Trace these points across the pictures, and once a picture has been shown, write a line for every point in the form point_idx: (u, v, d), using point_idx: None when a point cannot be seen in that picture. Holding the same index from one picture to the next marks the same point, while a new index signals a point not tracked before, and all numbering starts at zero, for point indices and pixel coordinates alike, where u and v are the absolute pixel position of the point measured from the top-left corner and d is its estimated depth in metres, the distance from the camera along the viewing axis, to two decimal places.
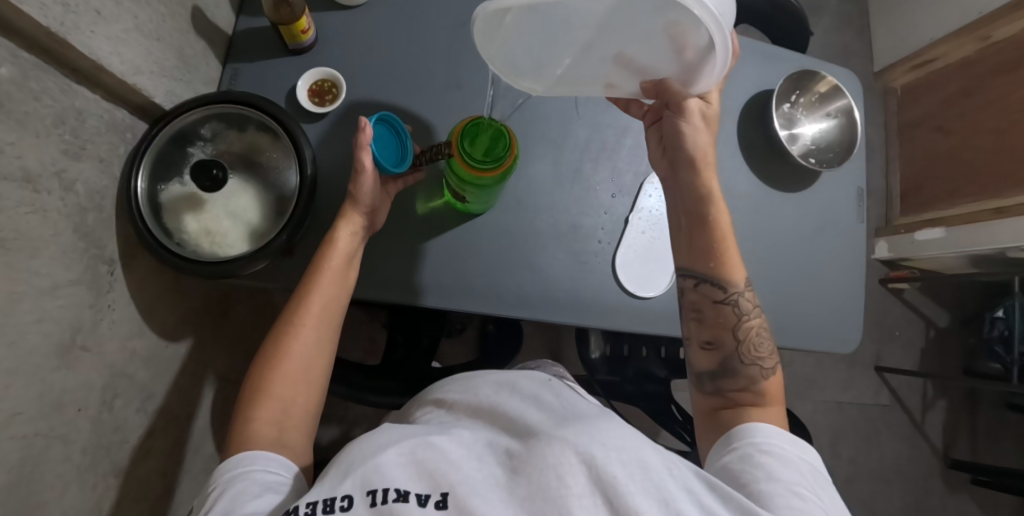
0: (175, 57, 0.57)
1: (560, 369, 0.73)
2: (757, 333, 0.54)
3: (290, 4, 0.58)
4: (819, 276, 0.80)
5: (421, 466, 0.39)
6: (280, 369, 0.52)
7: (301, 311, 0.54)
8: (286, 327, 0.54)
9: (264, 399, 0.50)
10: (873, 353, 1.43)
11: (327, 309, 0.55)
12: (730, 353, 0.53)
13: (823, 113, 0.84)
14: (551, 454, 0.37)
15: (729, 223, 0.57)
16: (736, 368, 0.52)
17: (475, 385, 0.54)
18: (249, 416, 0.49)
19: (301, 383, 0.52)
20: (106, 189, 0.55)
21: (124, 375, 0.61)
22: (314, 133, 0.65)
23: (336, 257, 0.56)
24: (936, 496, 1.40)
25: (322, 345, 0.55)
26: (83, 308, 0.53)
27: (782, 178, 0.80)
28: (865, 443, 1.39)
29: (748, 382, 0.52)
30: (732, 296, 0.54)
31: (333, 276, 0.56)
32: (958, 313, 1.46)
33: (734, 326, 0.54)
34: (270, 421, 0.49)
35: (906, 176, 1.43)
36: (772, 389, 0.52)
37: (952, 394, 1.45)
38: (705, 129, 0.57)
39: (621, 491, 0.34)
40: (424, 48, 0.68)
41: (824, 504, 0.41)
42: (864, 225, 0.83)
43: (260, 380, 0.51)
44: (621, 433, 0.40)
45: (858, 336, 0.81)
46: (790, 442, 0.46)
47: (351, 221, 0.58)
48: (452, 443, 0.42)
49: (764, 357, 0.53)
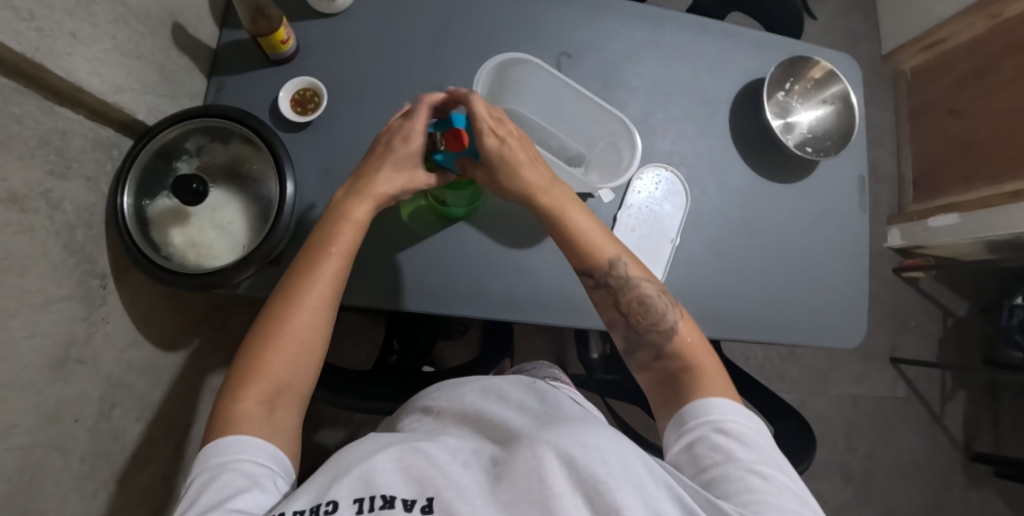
0: (157, 74, 0.59)
1: (555, 371, 0.74)
2: (642, 300, 0.52)
3: (267, 16, 0.59)
4: (819, 268, 0.78)
5: (406, 471, 0.39)
6: (278, 344, 0.47)
7: (307, 289, 0.49)
8: (287, 303, 0.48)
9: (253, 377, 0.45)
10: (888, 344, 1.39)
11: (331, 287, 0.50)
12: (626, 328, 0.53)
13: (818, 100, 0.81)
14: (533, 458, 0.36)
15: (582, 218, 0.54)
16: (638, 339, 0.52)
17: (460, 392, 0.54)
18: (237, 396, 0.44)
19: (299, 361, 0.48)
20: (95, 206, 0.56)
21: (122, 385, 0.63)
22: (295, 142, 0.65)
23: (347, 236, 0.52)
24: (957, 490, 1.36)
25: (322, 327, 0.50)
26: (76, 322, 0.54)
27: (778, 169, 0.78)
28: (882, 438, 1.35)
29: (654, 352, 0.50)
30: (604, 278, 0.53)
31: (343, 256, 0.52)
32: (977, 301, 1.41)
33: (616, 303, 0.53)
34: (259, 402, 0.45)
35: (919, 161, 1.38)
36: (680, 340, 0.50)
37: (971, 384, 1.41)
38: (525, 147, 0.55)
39: (607, 488, 0.34)
40: (404, 53, 0.68)
41: (787, 478, 0.39)
42: (867, 214, 0.81)
43: (255, 356, 0.46)
44: (607, 436, 0.39)
45: (863, 327, 0.79)
46: (741, 413, 0.43)
47: (375, 196, 0.54)
48: (438, 449, 0.42)
49: (657, 317, 0.51)
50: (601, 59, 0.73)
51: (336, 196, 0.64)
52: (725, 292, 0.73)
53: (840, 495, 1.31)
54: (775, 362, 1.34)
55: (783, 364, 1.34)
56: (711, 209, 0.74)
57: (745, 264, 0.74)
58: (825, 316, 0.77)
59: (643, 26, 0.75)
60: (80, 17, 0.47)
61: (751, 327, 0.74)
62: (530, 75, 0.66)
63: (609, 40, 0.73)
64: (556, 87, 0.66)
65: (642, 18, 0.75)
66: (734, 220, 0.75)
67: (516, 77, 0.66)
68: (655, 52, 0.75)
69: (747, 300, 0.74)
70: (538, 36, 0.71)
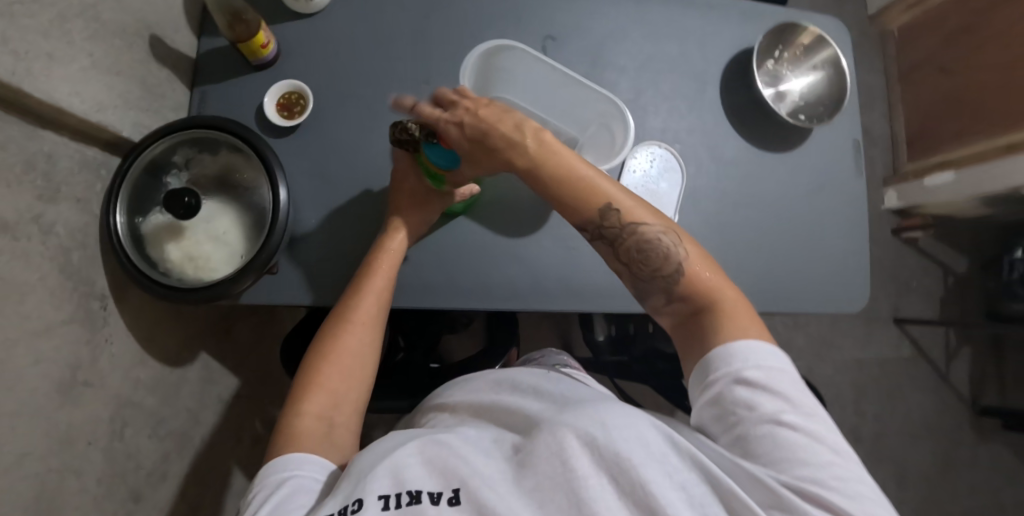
0: (138, 88, 0.58)
1: (564, 357, 0.74)
2: (640, 244, 0.46)
3: (245, 22, 0.58)
4: (819, 236, 0.78)
5: (430, 463, 0.38)
6: (335, 361, 0.50)
7: (354, 308, 0.53)
8: (338, 324, 0.52)
9: (313, 391, 0.48)
10: (891, 307, 1.39)
11: (377, 307, 0.54)
12: (631, 277, 0.48)
13: (809, 66, 0.80)
14: (552, 441, 0.37)
15: (566, 162, 0.48)
16: (646, 285, 0.47)
17: (475, 387, 0.54)
18: (298, 410, 0.47)
19: (353, 375, 0.51)
20: (88, 227, 0.55)
21: (133, 404, 0.63)
22: (283, 146, 0.64)
23: (386, 262, 0.57)
24: (966, 445, 1.38)
25: (370, 345, 0.53)
26: (80, 345, 0.54)
27: (770, 137, 0.77)
28: (890, 399, 1.36)
29: (665, 296, 0.47)
30: (600, 231, 0.48)
31: (385, 279, 0.56)
32: (977, 257, 1.41)
33: (615, 253, 0.48)
34: (318, 415, 0.47)
35: (911, 121, 1.38)
36: (688, 281, 0.45)
37: (975, 340, 1.42)
38: (491, 110, 0.49)
39: (631, 465, 0.34)
40: (387, 49, 0.67)
41: (820, 423, 0.38)
42: (863, 177, 0.81)
43: (312, 373, 0.49)
44: (623, 409, 0.39)
45: (865, 293, 0.79)
46: (766, 356, 0.40)
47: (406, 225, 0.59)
48: (458, 438, 0.42)
49: (659, 261, 0.46)
50: (587, 40, 0.71)
51: (330, 199, 0.64)
52: (727, 265, 0.73)
53: None
54: (780, 331, 1.34)
55: (788, 333, 1.34)
56: (708, 184, 0.74)
57: (744, 237, 0.74)
58: (829, 283, 0.77)
59: (626, 3, 0.74)
60: (55, 36, 0.46)
61: (755, 300, 0.74)
62: (519, 60, 0.64)
63: (593, 20, 0.72)
64: (546, 72, 0.65)
65: None
66: (732, 194, 0.75)
67: (506, 64, 0.65)
68: (641, 28, 0.74)
69: (749, 274, 0.74)
70: (521, 20, 0.70)
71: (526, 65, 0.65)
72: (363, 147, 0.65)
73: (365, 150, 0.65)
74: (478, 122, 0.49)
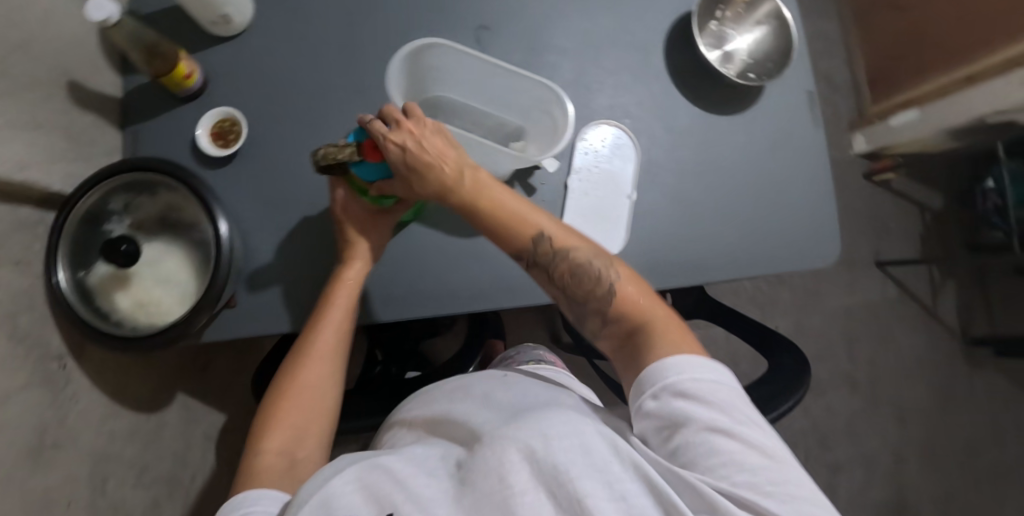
0: (63, 140, 0.56)
1: (541, 351, 0.75)
2: (573, 268, 0.48)
3: (162, 55, 0.56)
4: (782, 193, 0.76)
5: (368, 489, 0.38)
6: (294, 398, 0.53)
7: (313, 344, 0.55)
8: (298, 360, 0.54)
9: (273, 427, 0.50)
10: (872, 250, 1.39)
11: (335, 340, 0.56)
12: (567, 302, 0.50)
13: (752, 22, 0.78)
14: (495, 458, 0.36)
15: (501, 200, 0.49)
16: (581, 309, 0.49)
17: (436, 402, 0.54)
18: (258, 448, 0.48)
19: (314, 410, 0.53)
20: (32, 288, 0.53)
21: (111, 457, 0.62)
22: (224, 177, 0.63)
23: (342, 291, 0.56)
24: (960, 376, 1.40)
25: (331, 378, 0.56)
26: (44, 409, 0.53)
27: (720, 100, 0.75)
28: (881, 341, 1.38)
29: (601, 319, 0.48)
30: (533, 260, 0.49)
31: (343, 311, 0.56)
32: (951, 190, 1.42)
33: (549, 282, 0.50)
34: (279, 452, 0.48)
35: (871, 62, 1.36)
36: (621, 301, 0.47)
37: (958, 272, 1.43)
38: (431, 135, 0.47)
39: (568, 478, 0.33)
40: (317, 62, 0.65)
41: (755, 430, 0.38)
42: (821, 127, 0.77)
43: (273, 410, 0.52)
44: (567, 418, 0.38)
45: (836, 245, 0.75)
46: (700, 370, 0.41)
47: (360, 254, 0.58)
48: (402, 462, 0.41)
49: (590, 284, 0.47)
50: (522, 26, 0.70)
51: (281, 225, 0.62)
52: (690, 237, 0.72)
53: (849, 405, 1.34)
54: (765, 289, 1.34)
55: (773, 290, 1.35)
56: (663, 156, 0.73)
57: (704, 207, 0.73)
58: (797, 242, 0.75)
59: None
60: None
61: (720, 270, 0.72)
62: (445, 57, 0.61)
63: (526, 4, 0.70)
64: (476, 65, 0.61)
65: None
66: (686, 163, 0.73)
67: (433, 62, 0.61)
68: (577, 6, 0.72)
69: (711, 243, 0.72)
70: (452, 14, 0.68)
71: (459, 61, 0.61)
72: (307, 167, 0.63)
73: (308, 169, 0.63)
74: (422, 150, 0.46)
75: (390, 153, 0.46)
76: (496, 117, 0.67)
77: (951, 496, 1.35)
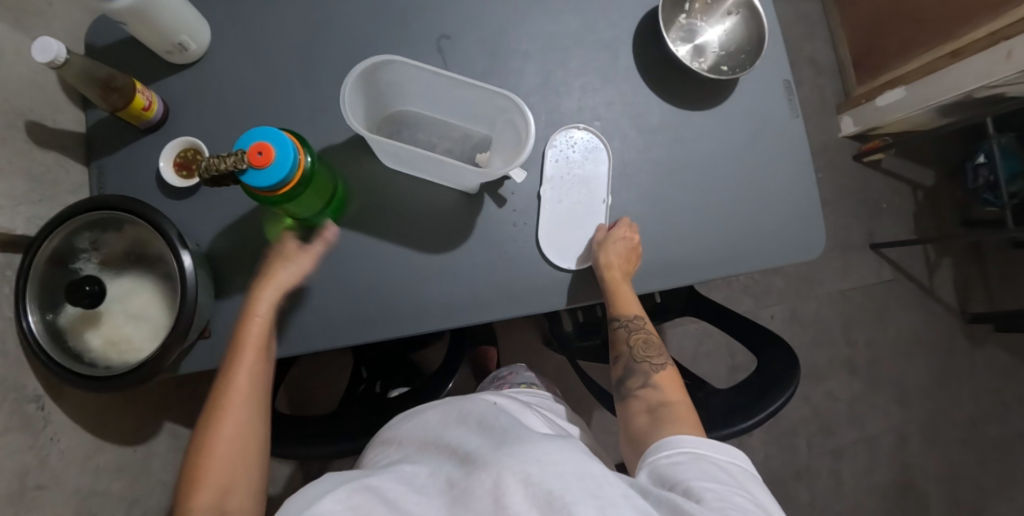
0: (24, 181, 0.55)
1: (531, 372, 0.77)
2: (645, 340, 0.66)
3: (117, 89, 0.56)
4: (765, 184, 0.71)
5: (361, 508, 0.38)
6: (216, 449, 0.54)
7: (226, 395, 0.56)
8: (214, 413, 0.55)
9: (199, 483, 0.52)
10: (865, 232, 1.38)
11: (250, 384, 0.56)
12: (626, 359, 0.66)
13: (722, 13, 0.75)
14: (489, 482, 0.38)
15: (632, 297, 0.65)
16: (633, 367, 0.65)
17: (418, 422, 0.53)
18: (189, 505, 0.51)
19: (239, 460, 0.54)
20: (4, 332, 0.53)
21: (98, 492, 0.62)
22: (191, 207, 0.62)
23: (252, 335, 0.57)
24: (960, 353, 1.39)
25: (252, 421, 0.57)
26: (25, 452, 0.53)
27: (692, 95, 0.71)
28: (878, 323, 1.36)
29: (643, 379, 0.63)
30: (621, 322, 0.65)
31: (254, 354, 0.57)
32: (943, 166, 1.40)
33: (625, 339, 0.67)
34: (210, 507, 0.51)
35: (856, 40, 1.34)
36: (664, 378, 0.63)
37: (954, 249, 1.41)
38: (628, 253, 0.64)
39: (562, 502, 0.35)
40: (278, 84, 0.64)
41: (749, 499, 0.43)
42: (801, 118, 0.73)
43: (196, 465, 0.53)
44: (560, 449, 0.40)
45: (822, 238, 0.72)
46: (717, 450, 0.48)
47: (274, 284, 0.58)
48: (391, 482, 0.42)
49: (652, 357, 0.65)
50: (484, 32, 0.68)
51: (250, 252, 0.62)
52: (665, 239, 0.69)
53: (850, 389, 1.33)
54: (758, 278, 1.33)
55: (766, 278, 1.33)
56: (636, 156, 0.69)
57: (680, 207, 0.69)
58: (780, 238, 0.71)
59: None
60: None
61: (700, 270, 0.68)
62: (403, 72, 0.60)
63: (488, 9, 0.68)
64: (435, 80, 0.60)
65: None
66: (660, 163, 0.69)
67: (389, 78, 0.60)
68: (540, 8, 0.70)
69: (689, 242, 0.68)
70: (410, 25, 0.67)
71: (415, 75, 0.60)
72: None
73: None
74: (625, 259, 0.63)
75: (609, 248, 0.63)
76: (462, 127, 0.67)
77: (956, 474, 1.34)
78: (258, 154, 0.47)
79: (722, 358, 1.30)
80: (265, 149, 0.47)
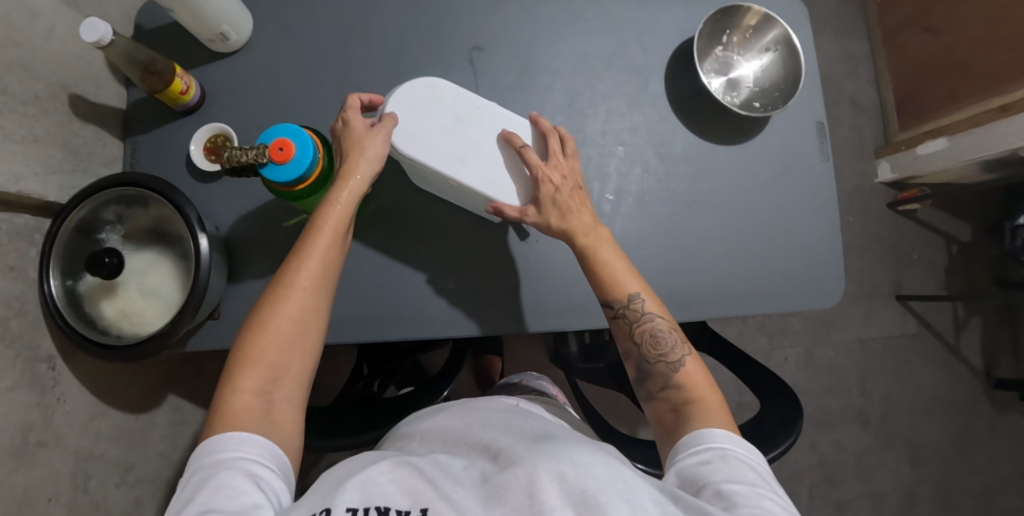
0: (61, 151, 0.58)
1: (544, 380, 0.77)
2: (655, 332, 0.54)
3: (156, 73, 0.58)
4: (788, 226, 0.70)
5: (401, 483, 0.38)
6: (269, 333, 0.47)
7: (294, 275, 0.49)
8: (278, 291, 0.48)
9: (250, 363, 0.46)
10: (892, 282, 1.33)
11: (322, 269, 0.50)
12: (638, 357, 0.55)
13: (760, 48, 0.72)
14: (523, 476, 0.37)
15: (625, 264, 0.56)
16: (649, 368, 0.54)
17: (444, 418, 0.54)
18: (234, 388, 0.45)
19: (294, 348, 0.48)
20: (25, 293, 0.56)
21: (94, 455, 0.65)
22: (214, 191, 0.64)
23: (332, 216, 0.51)
24: (981, 418, 1.33)
25: (317, 311, 0.50)
26: (31, 409, 0.55)
27: (719, 129, 0.70)
28: (897, 377, 1.31)
29: (663, 381, 0.53)
30: (621, 310, 0.55)
31: (332, 237, 0.51)
32: (980, 223, 1.35)
33: (631, 334, 0.55)
34: (256, 392, 0.45)
35: (901, 85, 1.30)
36: (689, 378, 0.52)
37: (984, 309, 1.36)
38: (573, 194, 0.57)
39: (598, 502, 0.34)
40: (310, 82, 0.66)
41: (780, 499, 0.41)
42: (831, 163, 0.72)
43: (248, 344, 0.47)
44: (592, 453, 0.40)
45: (841, 286, 0.69)
46: (743, 446, 0.46)
47: (357, 176, 0.52)
48: (429, 464, 0.42)
49: (667, 352, 0.54)
50: (515, 48, 0.68)
51: (265, 240, 0.64)
52: (679, 268, 0.67)
53: (861, 442, 1.28)
54: (774, 317, 1.29)
55: (783, 318, 1.29)
56: (657, 185, 0.68)
57: (698, 241, 0.68)
58: (799, 279, 0.69)
59: (558, 2, 0.70)
60: None
61: (711, 306, 0.67)
62: (438, 102, 0.55)
63: (522, 24, 0.69)
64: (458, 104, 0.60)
65: None
66: (681, 195, 0.68)
67: None
68: (575, 28, 0.70)
69: (702, 281, 0.67)
70: (444, 35, 0.67)
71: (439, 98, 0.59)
72: None
73: None
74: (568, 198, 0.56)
75: (541, 193, 0.55)
76: None
77: None
78: (278, 150, 0.48)
79: (728, 394, 1.27)
80: (286, 146, 0.48)
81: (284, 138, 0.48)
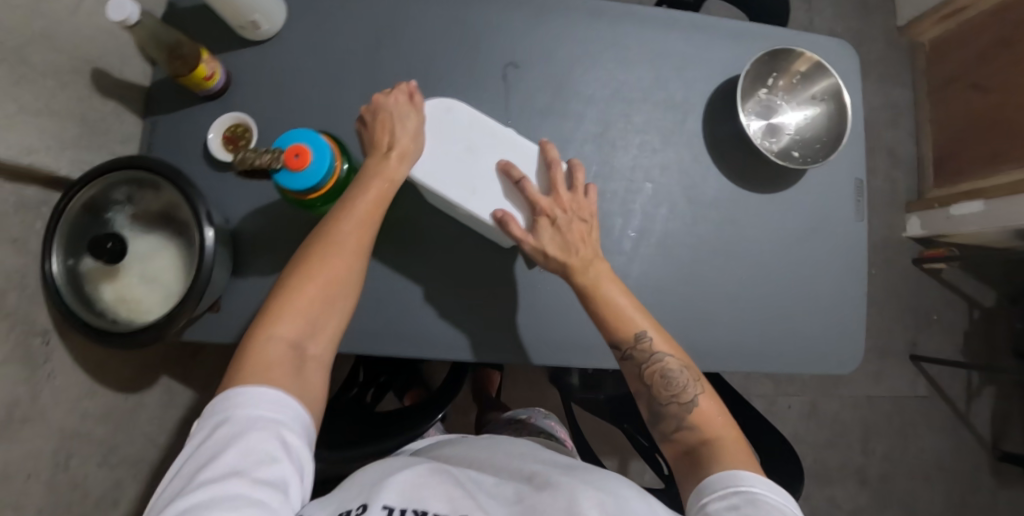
0: (78, 125, 0.57)
1: (552, 421, 0.75)
2: (667, 371, 0.51)
3: (182, 56, 0.56)
4: (812, 284, 0.67)
5: (438, 489, 0.38)
6: (307, 287, 0.45)
7: (336, 234, 0.47)
8: (319, 249, 0.46)
9: (284, 314, 0.44)
10: (908, 340, 1.29)
11: (365, 235, 0.48)
12: (647, 398, 0.52)
13: (807, 97, 0.69)
14: (562, 501, 0.36)
15: (625, 298, 0.54)
16: (661, 410, 0.51)
17: (476, 438, 0.53)
18: (263, 338, 0.43)
19: (329, 307, 0.46)
20: (26, 266, 0.55)
21: (79, 434, 0.64)
22: (228, 181, 0.63)
23: (376, 186, 0.49)
24: (983, 491, 1.29)
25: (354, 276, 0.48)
26: (20, 384, 0.54)
27: (752, 174, 0.67)
28: (900, 439, 1.27)
29: (676, 422, 0.50)
30: (629, 351, 0.53)
31: (374, 205, 0.49)
32: (1006, 290, 1.31)
33: (639, 375, 0.53)
34: (289, 345, 0.43)
35: (942, 140, 1.26)
36: (703, 416, 0.49)
37: (999, 379, 1.32)
38: (579, 227, 0.54)
39: None
40: (338, 81, 0.64)
41: None
42: (866, 224, 0.69)
43: (282, 297, 0.44)
44: (627, 488, 0.39)
45: (858, 355, 0.67)
46: (775, 490, 0.42)
47: (400, 146, 0.50)
48: (467, 472, 0.42)
49: (677, 392, 0.51)
50: (552, 69, 0.66)
51: (275, 237, 0.62)
52: (694, 315, 0.64)
53: (855, 501, 1.24)
54: None
55: None
56: (682, 228, 0.66)
57: (717, 290, 0.65)
58: (817, 340, 0.67)
59: (600, 25, 0.67)
60: None
61: (722, 359, 0.64)
62: (453, 127, 0.54)
63: (562, 44, 0.66)
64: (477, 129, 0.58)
65: (598, 18, 0.67)
66: (706, 240, 0.66)
67: None
68: (615, 55, 0.67)
69: (717, 333, 0.64)
70: (480, 48, 0.65)
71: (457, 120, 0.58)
72: None
73: None
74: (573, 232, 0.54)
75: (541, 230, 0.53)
76: None
77: None
78: (295, 156, 0.46)
79: None
80: (302, 153, 0.46)
81: (299, 145, 0.46)
